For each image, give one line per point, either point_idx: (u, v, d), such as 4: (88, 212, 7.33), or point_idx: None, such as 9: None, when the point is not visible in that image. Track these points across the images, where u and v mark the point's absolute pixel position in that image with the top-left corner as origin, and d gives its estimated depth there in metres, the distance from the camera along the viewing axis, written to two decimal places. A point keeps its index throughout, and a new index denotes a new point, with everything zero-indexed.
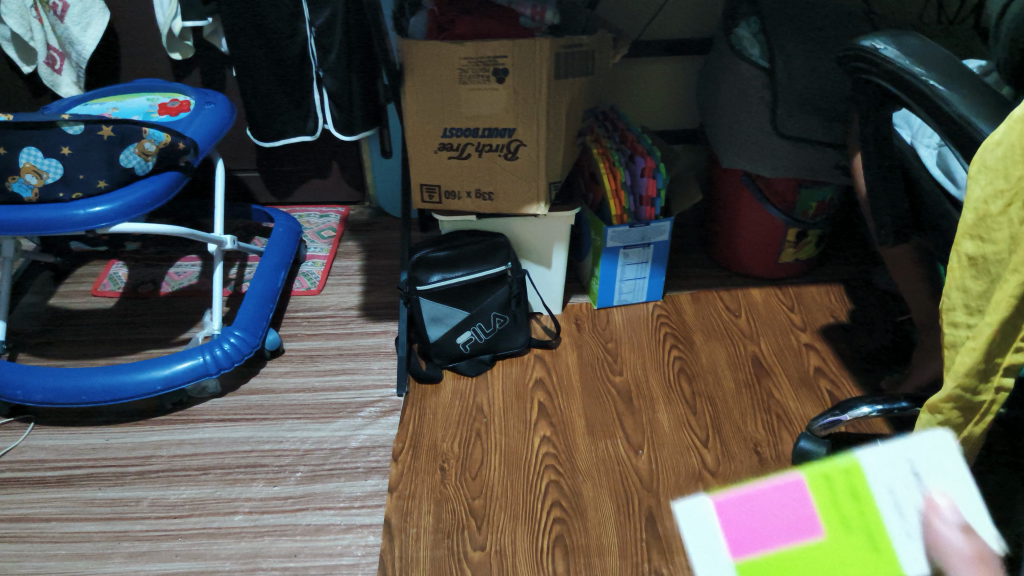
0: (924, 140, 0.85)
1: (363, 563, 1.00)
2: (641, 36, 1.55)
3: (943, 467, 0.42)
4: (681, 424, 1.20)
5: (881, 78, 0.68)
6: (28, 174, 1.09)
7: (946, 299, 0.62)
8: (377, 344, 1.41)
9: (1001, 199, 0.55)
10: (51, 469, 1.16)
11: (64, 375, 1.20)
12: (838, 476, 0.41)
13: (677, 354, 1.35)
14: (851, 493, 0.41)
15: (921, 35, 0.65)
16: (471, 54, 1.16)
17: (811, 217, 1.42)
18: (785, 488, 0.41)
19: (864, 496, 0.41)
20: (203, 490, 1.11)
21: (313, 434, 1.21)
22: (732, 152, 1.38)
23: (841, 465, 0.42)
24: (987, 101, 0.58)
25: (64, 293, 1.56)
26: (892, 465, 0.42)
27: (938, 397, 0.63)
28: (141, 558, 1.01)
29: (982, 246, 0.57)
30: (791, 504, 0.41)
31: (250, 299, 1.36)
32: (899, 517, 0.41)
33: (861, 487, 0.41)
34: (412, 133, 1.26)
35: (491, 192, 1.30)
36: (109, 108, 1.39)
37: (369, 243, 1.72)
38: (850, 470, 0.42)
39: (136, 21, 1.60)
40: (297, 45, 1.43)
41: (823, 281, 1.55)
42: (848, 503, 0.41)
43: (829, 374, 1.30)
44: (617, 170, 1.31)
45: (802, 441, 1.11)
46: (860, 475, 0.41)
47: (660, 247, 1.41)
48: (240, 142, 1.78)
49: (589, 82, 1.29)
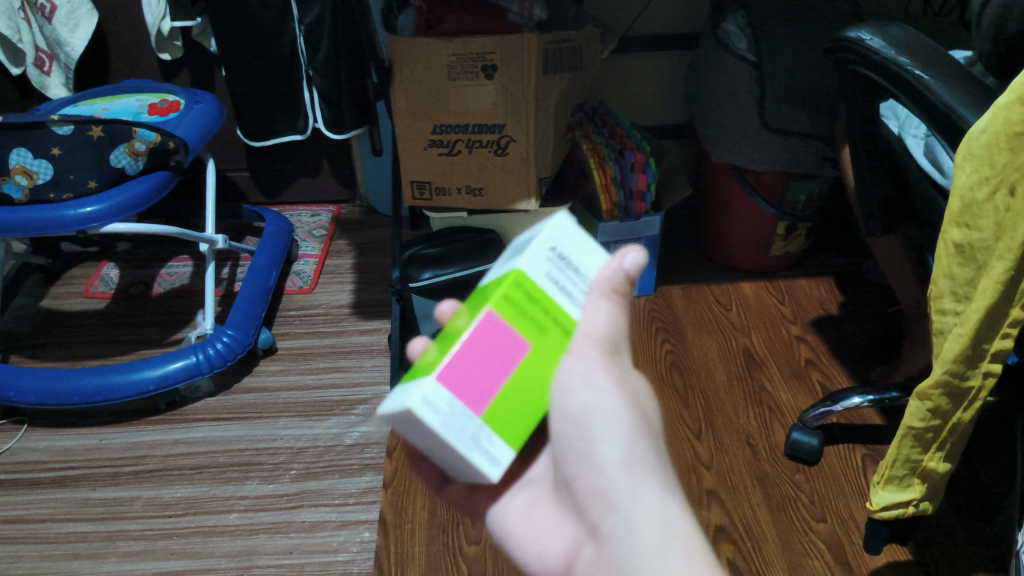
0: (912, 131, 0.86)
1: (358, 559, 1.00)
2: (628, 31, 1.55)
3: (573, 241, 0.54)
4: (674, 416, 1.21)
5: (865, 69, 0.69)
6: (19, 175, 1.10)
7: (934, 286, 0.62)
8: (370, 342, 1.41)
9: (987, 186, 0.55)
10: (45, 470, 1.16)
11: (56, 376, 1.19)
12: (513, 292, 0.51)
13: (670, 347, 1.36)
14: (528, 300, 0.51)
15: (906, 25, 0.67)
16: (460, 50, 1.16)
17: (800, 211, 1.43)
18: (482, 328, 0.50)
19: (537, 295, 0.52)
20: (198, 488, 1.11)
21: (306, 432, 1.21)
22: (722, 145, 1.39)
23: (511, 283, 0.51)
24: (969, 90, 0.59)
25: (55, 294, 1.55)
26: (537, 256, 0.52)
27: (927, 383, 0.64)
28: (136, 558, 1.01)
29: (968, 234, 0.57)
30: (495, 338, 0.50)
31: (242, 299, 1.36)
32: (566, 293, 0.53)
33: (533, 289, 0.51)
34: (401, 130, 1.26)
35: (482, 188, 1.30)
36: (98, 108, 1.39)
37: (360, 241, 1.72)
38: (518, 281, 0.51)
39: (124, 21, 1.59)
40: (285, 44, 1.42)
41: (813, 274, 1.56)
42: (529, 307, 0.51)
43: (820, 366, 1.31)
44: (607, 164, 1.32)
45: (794, 432, 1.11)
46: (526, 280, 0.51)
47: (651, 241, 1.41)
48: (229, 142, 1.78)
49: (577, 77, 1.29)
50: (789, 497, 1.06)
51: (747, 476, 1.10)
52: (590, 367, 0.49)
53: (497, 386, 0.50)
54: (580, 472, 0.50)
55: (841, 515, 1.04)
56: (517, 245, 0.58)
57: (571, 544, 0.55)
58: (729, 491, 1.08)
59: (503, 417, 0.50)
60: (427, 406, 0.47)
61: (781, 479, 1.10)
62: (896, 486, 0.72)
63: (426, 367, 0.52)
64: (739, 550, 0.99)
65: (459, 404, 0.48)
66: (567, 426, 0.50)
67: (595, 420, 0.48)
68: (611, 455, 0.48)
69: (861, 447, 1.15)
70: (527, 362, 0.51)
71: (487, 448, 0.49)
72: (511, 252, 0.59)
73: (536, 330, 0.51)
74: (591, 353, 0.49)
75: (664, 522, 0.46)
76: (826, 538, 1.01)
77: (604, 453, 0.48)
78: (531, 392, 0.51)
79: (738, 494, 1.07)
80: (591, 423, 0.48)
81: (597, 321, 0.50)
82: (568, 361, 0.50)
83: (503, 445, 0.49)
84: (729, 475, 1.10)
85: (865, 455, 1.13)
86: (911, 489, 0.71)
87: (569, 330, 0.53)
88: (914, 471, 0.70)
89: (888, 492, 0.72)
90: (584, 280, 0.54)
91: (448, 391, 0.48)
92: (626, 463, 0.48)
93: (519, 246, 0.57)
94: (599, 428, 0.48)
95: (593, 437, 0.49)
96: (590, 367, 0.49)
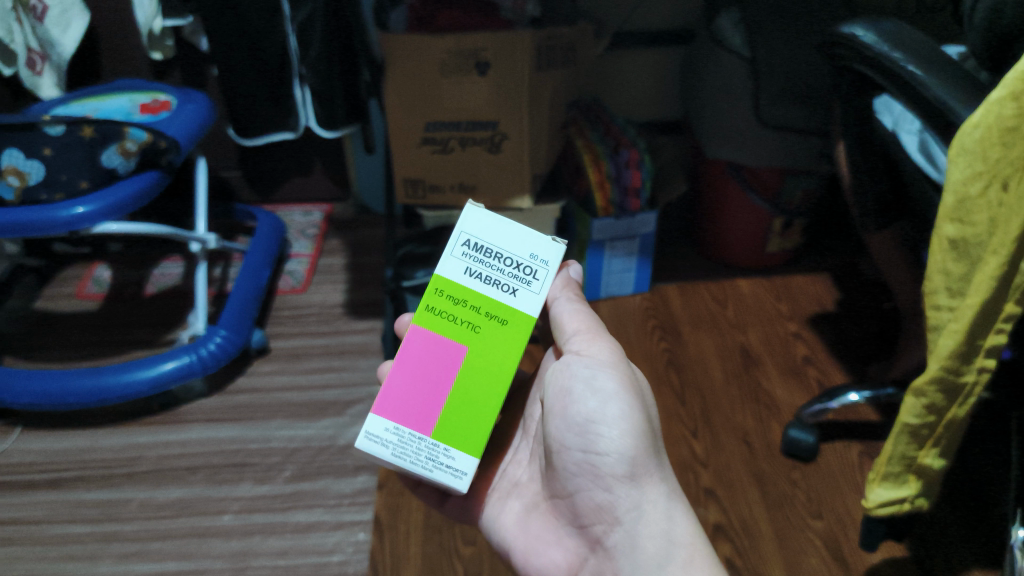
0: (906, 127, 0.77)
1: (353, 560, 0.99)
2: (622, 27, 1.54)
3: (487, 230, 0.63)
4: (670, 414, 1.20)
5: (858, 63, 0.68)
6: (11, 176, 1.08)
7: (929, 282, 0.61)
8: (364, 341, 1.40)
9: (980, 181, 0.54)
10: (38, 472, 1.15)
11: (49, 377, 1.18)
12: (434, 302, 0.64)
13: (666, 345, 1.35)
14: (449, 302, 0.63)
15: (898, 20, 0.67)
16: (452, 47, 1.15)
17: (795, 206, 1.42)
18: (414, 349, 0.63)
19: (456, 294, 0.63)
20: (192, 490, 1.11)
21: (300, 432, 1.20)
22: (716, 141, 1.39)
23: (431, 293, 0.64)
24: (963, 85, 0.58)
25: (48, 295, 1.54)
26: (452, 259, 0.64)
27: (921, 379, 0.63)
28: (130, 560, 1.00)
29: (962, 229, 0.57)
30: (427, 356, 0.63)
31: (235, 298, 1.35)
32: (484, 281, 0.63)
33: (453, 290, 0.64)
34: (394, 128, 1.25)
35: (475, 185, 1.29)
36: (90, 109, 1.37)
37: (353, 240, 1.71)
38: (437, 290, 0.64)
39: (115, 20, 1.58)
40: (276, 42, 1.41)
41: (808, 270, 1.55)
42: (451, 309, 0.63)
43: (816, 363, 1.30)
44: (601, 161, 1.31)
45: (791, 430, 1.11)
46: (443, 285, 0.64)
47: (647, 239, 1.40)
48: (222, 141, 1.77)
49: (571, 74, 1.29)
50: (786, 495, 1.06)
51: (744, 473, 1.10)
52: (595, 369, 0.63)
53: (443, 399, 0.62)
54: (586, 478, 0.62)
55: (837, 512, 1.03)
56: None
57: (572, 553, 0.64)
58: (725, 489, 1.07)
59: (453, 425, 0.62)
60: (375, 442, 0.60)
61: (777, 476, 1.09)
62: (892, 483, 0.71)
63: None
64: (736, 548, 0.98)
65: (405, 429, 0.61)
66: (576, 430, 0.62)
67: (603, 423, 0.61)
68: (618, 459, 0.60)
69: (858, 444, 1.14)
70: (466, 364, 0.63)
71: (446, 463, 0.61)
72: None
73: (467, 332, 0.63)
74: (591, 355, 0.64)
75: (668, 532, 0.60)
76: (824, 535, 1.00)
77: (610, 459, 0.60)
78: (475, 393, 0.63)
79: (734, 492, 1.06)
80: (598, 427, 0.61)
81: (575, 319, 0.66)
82: (573, 363, 0.64)
83: (460, 453, 0.61)
84: (726, 473, 1.10)
85: (861, 452, 1.13)
86: (907, 485, 0.71)
87: (506, 317, 0.63)
88: (909, 468, 0.69)
89: (884, 489, 0.72)
90: (505, 261, 0.63)
91: (393, 422, 0.61)
92: (640, 464, 0.61)
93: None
94: (604, 436, 0.61)
95: (598, 445, 0.61)
96: (593, 372, 0.63)
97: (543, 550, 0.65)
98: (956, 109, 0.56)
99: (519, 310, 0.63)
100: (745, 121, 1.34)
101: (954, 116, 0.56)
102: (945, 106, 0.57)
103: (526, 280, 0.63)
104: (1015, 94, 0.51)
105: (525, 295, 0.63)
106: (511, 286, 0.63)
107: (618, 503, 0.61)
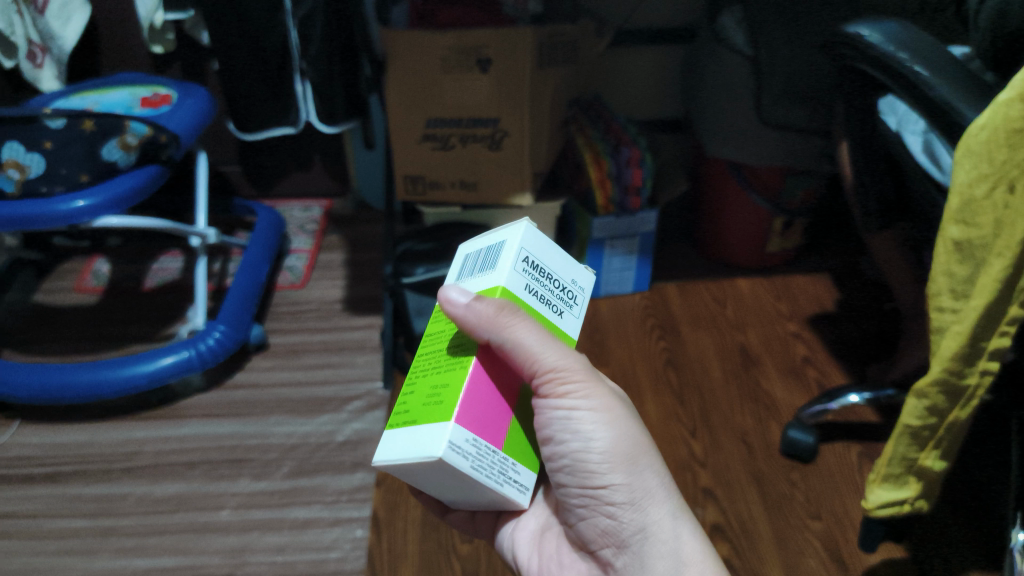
0: (911, 127, 0.77)
1: (351, 557, 0.99)
2: (624, 24, 1.54)
3: (538, 247, 0.59)
4: (670, 414, 1.20)
5: (864, 63, 0.68)
6: (11, 169, 1.07)
7: (932, 283, 0.61)
8: (362, 338, 1.40)
9: (985, 183, 0.54)
10: (36, 466, 1.15)
11: (48, 371, 1.18)
12: None
13: (665, 344, 1.35)
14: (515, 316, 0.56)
15: (902, 21, 0.66)
16: (454, 43, 1.15)
17: (796, 206, 1.42)
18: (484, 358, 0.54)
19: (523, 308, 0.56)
20: (190, 485, 1.10)
21: (299, 428, 1.20)
22: (717, 141, 1.39)
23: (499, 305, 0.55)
24: (969, 86, 0.57)
25: (46, 289, 1.54)
26: (517, 273, 0.56)
27: (923, 381, 0.63)
28: (128, 554, 1.00)
29: (967, 231, 0.56)
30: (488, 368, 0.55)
31: (233, 293, 1.35)
32: (540, 298, 0.58)
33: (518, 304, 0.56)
34: (395, 124, 1.25)
35: (475, 182, 1.29)
36: (89, 102, 1.37)
37: (352, 236, 1.71)
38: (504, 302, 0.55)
39: (115, 13, 1.58)
40: (276, 37, 1.39)
41: (808, 271, 1.55)
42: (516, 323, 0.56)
43: (816, 363, 1.30)
44: (602, 160, 1.31)
45: (790, 430, 1.10)
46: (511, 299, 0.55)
47: (647, 237, 1.40)
48: (221, 136, 1.76)
49: (572, 71, 1.28)
50: (785, 495, 1.06)
51: (743, 473, 1.09)
52: (573, 409, 0.56)
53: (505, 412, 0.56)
54: (588, 511, 0.60)
55: (836, 513, 1.03)
56: (469, 247, 0.64)
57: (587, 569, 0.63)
58: (724, 489, 1.07)
59: (516, 440, 0.56)
60: (458, 454, 0.50)
61: (776, 477, 1.09)
62: (893, 484, 0.71)
63: (428, 402, 0.55)
64: (734, 548, 0.98)
65: (482, 441, 0.52)
66: (566, 470, 0.58)
67: (592, 461, 0.57)
68: (615, 490, 0.58)
69: (857, 445, 1.14)
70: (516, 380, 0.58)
71: (514, 478, 0.55)
72: (461, 268, 0.64)
73: None
74: (568, 393, 0.56)
75: (676, 549, 0.59)
76: (823, 537, 1.00)
77: (608, 492, 0.58)
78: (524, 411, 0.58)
79: (733, 492, 1.06)
80: (589, 470, 0.57)
81: (546, 355, 0.53)
82: (545, 405, 0.56)
83: (524, 471, 0.56)
84: (725, 473, 1.09)
85: (860, 453, 1.13)
86: (908, 486, 0.71)
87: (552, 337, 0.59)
88: (910, 469, 0.69)
89: (885, 490, 0.71)
90: (554, 281, 0.60)
91: (470, 432, 0.52)
92: (637, 490, 0.59)
93: (483, 255, 0.61)
94: (597, 472, 0.58)
95: (594, 481, 0.58)
96: (571, 411, 0.56)
97: (557, 572, 0.65)
98: (962, 109, 0.56)
99: (564, 331, 0.60)
100: (746, 121, 1.34)
101: (960, 117, 0.56)
102: (951, 106, 0.57)
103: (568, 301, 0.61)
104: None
105: (567, 317, 0.61)
106: (557, 306, 0.60)
107: (625, 530, 0.59)
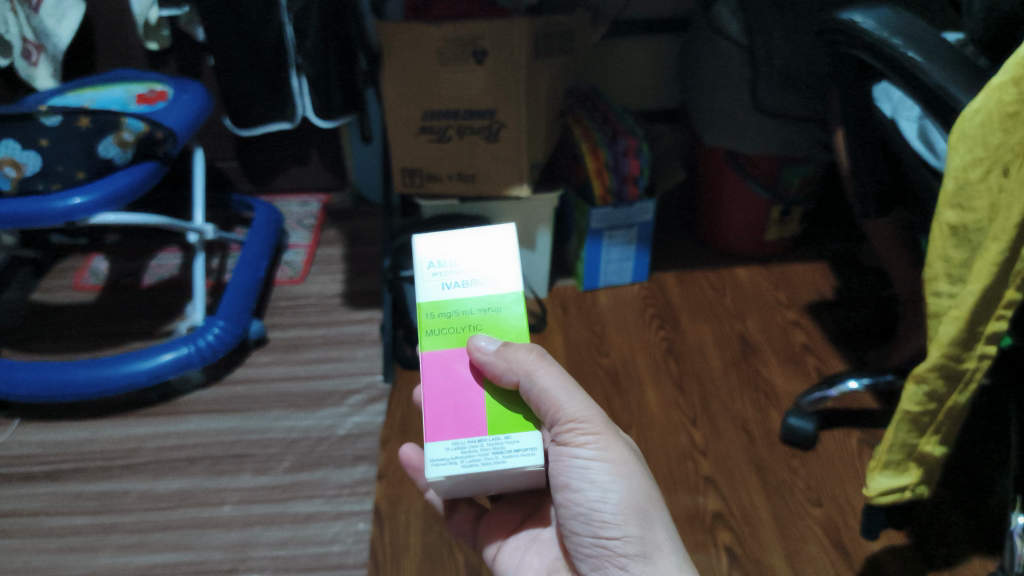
0: (906, 113, 0.76)
1: (353, 550, 0.99)
2: (620, 15, 1.53)
3: None
4: (670, 403, 1.20)
5: (859, 51, 0.68)
6: (7, 167, 1.07)
7: (928, 269, 0.61)
8: (361, 332, 1.40)
9: (979, 167, 0.54)
10: (37, 464, 1.15)
11: (47, 369, 1.18)
12: None
13: (664, 333, 1.35)
14: None
15: (897, 7, 0.66)
16: (450, 36, 1.15)
17: (794, 194, 1.42)
18: None
19: None
20: (191, 481, 1.11)
21: (299, 423, 1.20)
22: (716, 130, 1.39)
23: None
24: (961, 71, 0.57)
25: (44, 287, 1.54)
26: None
27: (922, 366, 0.63)
28: (130, 550, 1.00)
29: (963, 215, 0.56)
30: None
31: (233, 288, 1.35)
32: None
33: None
34: (391, 117, 1.24)
35: (474, 174, 1.28)
36: (86, 99, 1.37)
37: (351, 230, 1.71)
38: None
39: (109, 10, 1.57)
40: (271, 32, 1.39)
41: (806, 259, 1.55)
42: None
43: (815, 351, 1.30)
44: (599, 150, 1.31)
45: (790, 417, 1.11)
46: None
47: (645, 227, 1.40)
48: (218, 131, 1.76)
49: (568, 62, 1.28)
50: (786, 483, 1.06)
51: (744, 462, 1.10)
52: (590, 458, 0.58)
53: None
54: (601, 560, 0.60)
55: (837, 499, 1.03)
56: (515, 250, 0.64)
57: None
58: (725, 477, 1.07)
59: None
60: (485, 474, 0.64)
61: (776, 465, 1.09)
62: (893, 470, 0.71)
63: None
64: (735, 536, 0.99)
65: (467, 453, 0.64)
66: (581, 518, 0.60)
67: (605, 511, 0.58)
68: (624, 542, 0.58)
69: (857, 431, 1.15)
70: None
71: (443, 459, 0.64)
72: None
73: None
74: (585, 443, 0.58)
75: None
76: (824, 523, 1.00)
77: (617, 542, 0.58)
78: None
79: (735, 480, 1.07)
80: (601, 516, 0.58)
81: (568, 404, 0.57)
82: (565, 453, 0.59)
83: None
84: (726, 462, 1.10)
85: (860, 439, 1.13)
86: (908, 473, 0.71)
87: None
88: (910, 455, 0.69)
89: (885, 477, 0.71)
90: None
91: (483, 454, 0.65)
92: (647, 544, 0.58)
93: None
94: (609, 522, 0.58)
95: (605, 531, 0.58)
96: (588, 462, 0.58)
97: None
98: (954, 93, 0.56)
99: None
100: (743, 110, 1.34)
101: (953, 101, 0.56)
102: (945, 91, 0.57)
103: (438, 272, 0.62)
104: (1016, 79, 0.51)
105: (431, 283, 0.61)
106: None
107: None
